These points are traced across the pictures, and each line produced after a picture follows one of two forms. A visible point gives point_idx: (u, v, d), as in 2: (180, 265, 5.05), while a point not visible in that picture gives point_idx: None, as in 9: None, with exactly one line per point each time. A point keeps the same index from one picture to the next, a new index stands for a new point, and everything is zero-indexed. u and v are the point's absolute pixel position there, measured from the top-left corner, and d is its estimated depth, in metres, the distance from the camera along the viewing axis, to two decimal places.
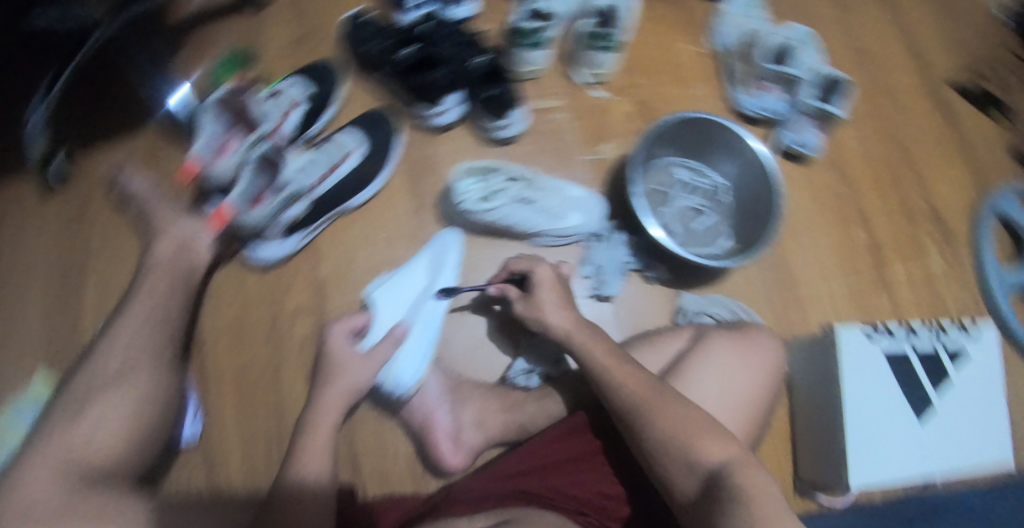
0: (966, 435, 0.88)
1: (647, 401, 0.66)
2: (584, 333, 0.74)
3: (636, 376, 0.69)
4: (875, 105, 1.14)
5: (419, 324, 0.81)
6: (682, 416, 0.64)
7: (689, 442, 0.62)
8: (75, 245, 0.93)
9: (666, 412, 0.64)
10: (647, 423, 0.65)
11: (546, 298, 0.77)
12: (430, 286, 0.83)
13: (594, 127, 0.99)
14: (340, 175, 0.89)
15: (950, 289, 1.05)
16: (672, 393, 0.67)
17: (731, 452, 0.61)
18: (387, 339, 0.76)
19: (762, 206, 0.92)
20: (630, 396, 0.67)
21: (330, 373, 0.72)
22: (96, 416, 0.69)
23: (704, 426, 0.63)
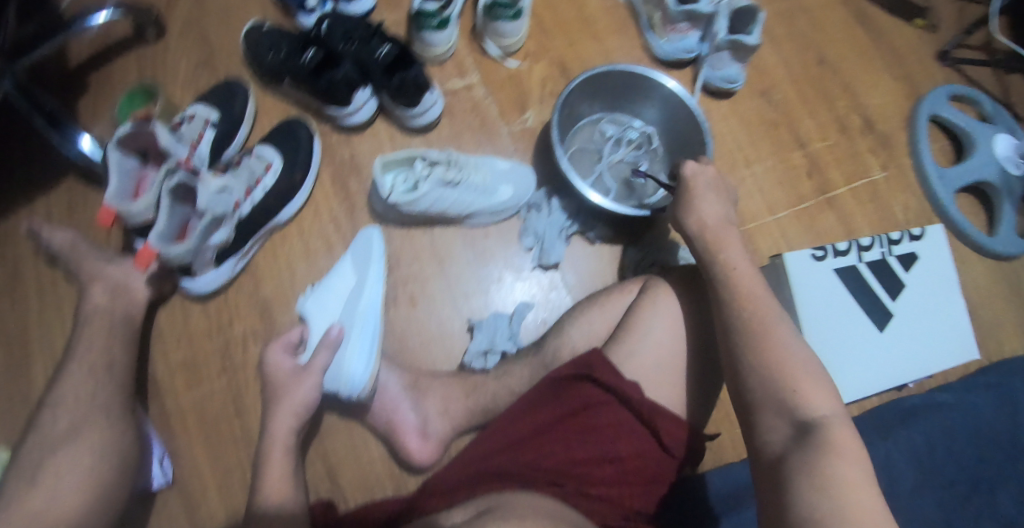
0: (925, 336, 0.90)
1: (765, 332, 0.58)
2: (722, 236, 0.66)
3: (757, 299, 0.61)
4: (794, 27, 1.13)
5: (359, 320, 0.77)
6: (793, 357, 0.56)
7: (791, 384, 0.54)
8: (10, 309, 0.90)
9: (772, 346, 0.57)
10: (754, 348, 0.57)
11: (704, 201, 0.69)
12: (360, 282, 0.81)
13: (515, 96, 0.98)
14: (262, 190, 0.86)
15: (896, 196, 1.05)
16: (774, 323, 0.59)
17: (833, 408, 0.53)
18: (325, 344, 0.71)
19: (691, 146, 0.92)
20: (742, 314, 0.60)
21: (276, 396, 0.68)
22: (53, 474, 0.67)
23: (809, 370, 0.55)
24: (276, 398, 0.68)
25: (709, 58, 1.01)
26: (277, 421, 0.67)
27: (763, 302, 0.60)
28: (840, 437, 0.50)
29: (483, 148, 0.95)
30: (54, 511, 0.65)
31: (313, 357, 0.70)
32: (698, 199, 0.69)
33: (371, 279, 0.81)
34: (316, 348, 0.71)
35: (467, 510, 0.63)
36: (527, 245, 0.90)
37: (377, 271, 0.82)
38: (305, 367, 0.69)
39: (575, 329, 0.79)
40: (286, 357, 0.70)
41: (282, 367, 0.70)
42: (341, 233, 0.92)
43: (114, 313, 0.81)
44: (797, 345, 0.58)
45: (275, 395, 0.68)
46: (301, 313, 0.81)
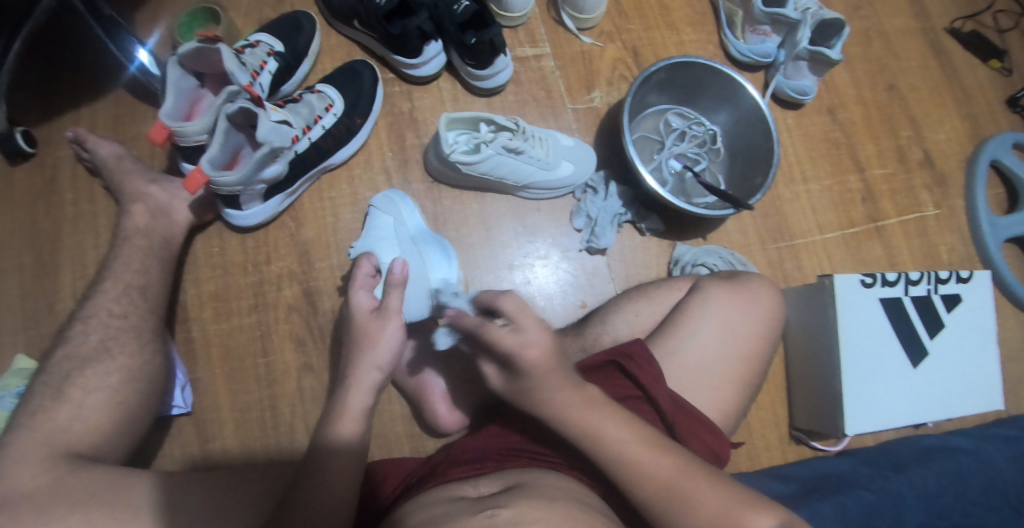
0: (956, 380, 0.89)
1: (680, 484, 0.57)
2: (589, 416, 0.59)
3: (656, 454, 0.58)
4: (870, 49, 1.10)
5: (419, 240, 0.82)
6: (716, 498, 0.57)
7: (735, 525, 0.55)
8: (47, 215, 0.88)
9: (698, 497, 0.57)
10: (677, 517, 0.56)
11: (551, 388, 0.58)
12: (402, 217, 0.83)
13: (584, 74, 0.98)
14: (320, 130, 0.84)
15: (945, 237, 1.03)
16: (697, 468, 0.59)
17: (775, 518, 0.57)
18: (394, 284, 0.67)
19: (756, 152, 0.92)
20: (647, 485, 0.57)
21: (359, 344, 0.66)
22: (79, 393, 0.67)
23: (735, 502, 0.57)
24: (357, 347, 0.66)
25: (785, 67, 1.00)
26: (358, 376, 0.64)
27: (660, 450, 0.59)
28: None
29: (547, 120, 0.95)
30: (75, 431, 0.65)
31: (386, 297, 0.68)
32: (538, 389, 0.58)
33: (408, 215, 0.84)
34: (386, 288, 0.67)
35: (492, 486, 0.64)
36: (577, 225, 0.92)
37: (410, 211, 0.84)
38: (382, 309, 0.67)
39: (620, 318, 0.80)
40: (366, 293, 0.68)
41: (360, 304, 0.68)
42: (391, 186, 0.91)
43: (153, 234, 0.80)
44: (708, 483, 0.57)
45: (354, 342, 0.66)
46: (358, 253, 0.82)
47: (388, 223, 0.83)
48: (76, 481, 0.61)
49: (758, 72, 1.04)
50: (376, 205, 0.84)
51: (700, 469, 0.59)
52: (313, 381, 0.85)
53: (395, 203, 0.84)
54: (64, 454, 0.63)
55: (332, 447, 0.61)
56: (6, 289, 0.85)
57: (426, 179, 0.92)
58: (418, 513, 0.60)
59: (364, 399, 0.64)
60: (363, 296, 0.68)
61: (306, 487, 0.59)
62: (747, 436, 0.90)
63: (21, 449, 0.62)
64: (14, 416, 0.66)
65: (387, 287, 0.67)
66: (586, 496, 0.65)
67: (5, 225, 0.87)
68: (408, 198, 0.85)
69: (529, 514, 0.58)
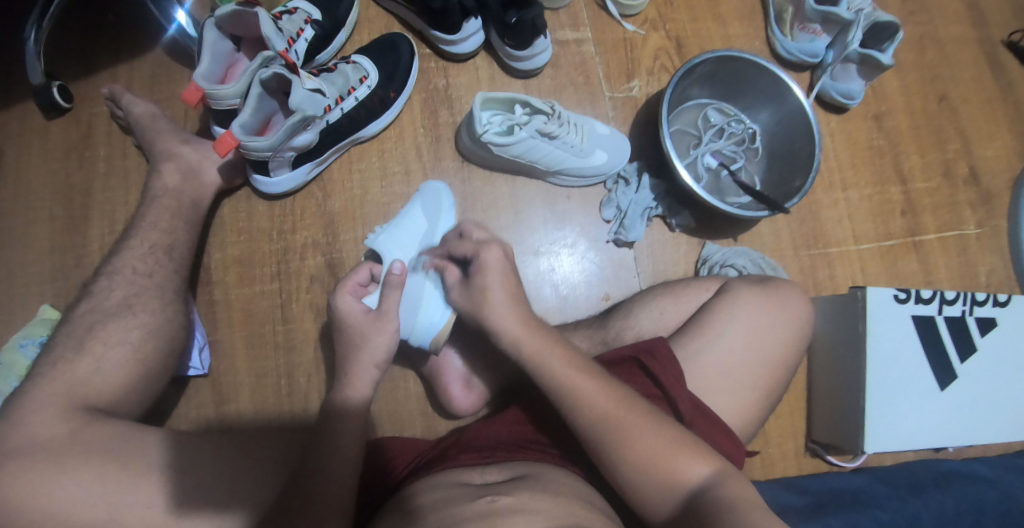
0: (987, 407, 0.85)
1: (618, 422, 0.60)
2: (534, 338, 0.64)
3: (601, 388, 0.61)
4: (923, 56, 1.06)
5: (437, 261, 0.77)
6: (653, 440, 0.59)
7: (666, 466, 0.58)
8: (81, 169, 0.89)
9: (635, 438, 0.59)
10: (613, 448, 0.59)
11: (494, 290, 0.66)
12: (433, 226, 0.80)
13: (625, 62, 0.96)
14: (353, 102, 0.83)
15: (985, 257, 1.00)
16: (641, 408, 0.61)
17: (710, 468, 0.58)
18: (392, 284, 0.69)
19: (796, 154, 0.89)
20: (586, 415, 0.60)
21: (352, 343, 0.67)
22: (100, 348, 0.68)
23: (675, 447, 0.59)
24: (351, 346, 0.67)
25: (833, 68, 0.96)
26: (358, 371, 0.67)
27: (607, 387, 0.62)
28: (735, 495, 0.57)
29: (583, 106, 0.94)
30: (94, 384, 0.66)
31: (382, 300, 0.69)
32: (488, 289, 0.66)
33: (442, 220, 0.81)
34: (385, 289, 0.69)
35: (498, 475, 0.64)
36: (606, 216, 0.91)
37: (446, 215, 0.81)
38: (379, 313, 0.68)
39: (644, 314, 0.79)
40: (355, 300, 0.68)
41: (353, 310, 0.68)
42: (421, 162, 0.90)
43: (182, 195, 0.80)
44: (654, 430, 0.59)
45: (347, 341, 0.68)
46: (372, 247, 0.75)
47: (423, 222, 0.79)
48: (93, 435, 0.62)
49: (804, 71, 1.01)
50: (420, 196, 0.82)
51: (647, 412, 0.61)
52: (330, 353, 0.85)
53: (436, 197, 0.82)
54: (82, 406, 0.64)
55: (340, 409, 0.65)
56: (37, 240, 0.86)
57: (456, 158, 0.91)
58: (421, 496, 0.61)
59: (366, 380, 0.67)
60: (357, 301, 0.68)
61: (315, 459, 0.61)
62: (762, 444, 0.89)
63: (41, 399, 0.63)
64: (37, 366, 0.67)
65: (385, 290, 0.69)
66: (589, 493, 0.65)
67: (39, 177, 0.88)
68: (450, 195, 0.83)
69: (529, 503, 0.58)
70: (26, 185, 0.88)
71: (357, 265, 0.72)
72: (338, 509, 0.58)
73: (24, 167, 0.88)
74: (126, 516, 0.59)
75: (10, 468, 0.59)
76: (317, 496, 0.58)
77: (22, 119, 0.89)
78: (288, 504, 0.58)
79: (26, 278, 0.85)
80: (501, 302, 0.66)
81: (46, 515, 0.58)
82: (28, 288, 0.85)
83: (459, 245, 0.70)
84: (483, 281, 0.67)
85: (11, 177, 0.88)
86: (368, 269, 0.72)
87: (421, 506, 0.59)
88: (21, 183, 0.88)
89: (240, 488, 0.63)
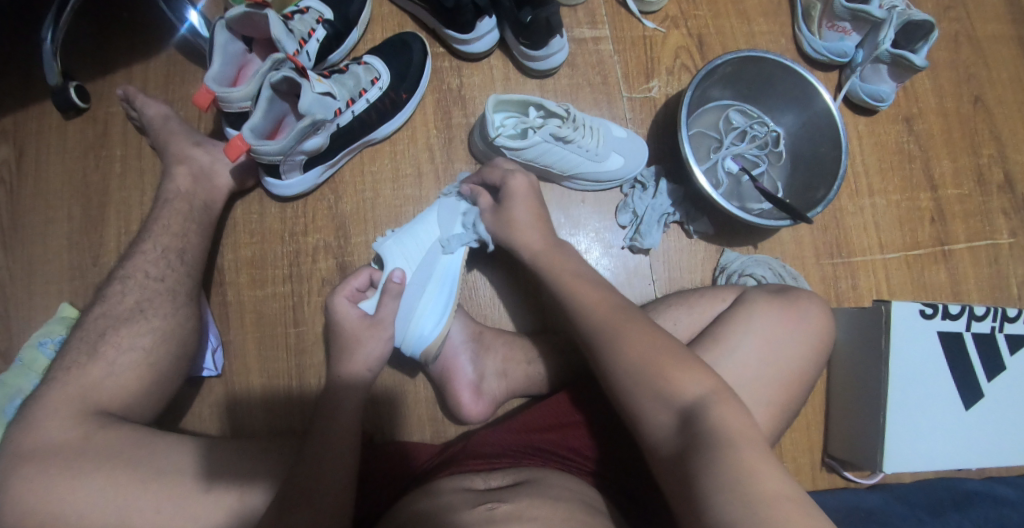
0: (1014, 428, 0.81)
1: (619, 328, 0.60)
2: (552, 255, 0.69)
3: (605, 299, 0.63)
4: (960, 55, 1.00)
5: (438, 275, 0.75)
6: (646, 347, 0.58)
7: (658, 374, 0.55)
8: (98, 169, 0.89)
9: (633, 342, 0.58)
10: (609, 354, 0.59)
11: (518, 209, 0.71)
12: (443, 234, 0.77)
13: (644, 61, 0.94)
14: (365, 104, 0.81)
15: (1018, 269, 0.95)
16: (643, 320, 0.61)
17: (708, 385, 0.54)
18: (388, 290, 0.70)
19: (821, 159, 0.86)
20: (592, 319, 0.62)
21: (345, 344, 0.68)
22: (113, 352, 0.69)
23: (674, 354, 0.57)
24: (344, 347, 0.68)
25: (862, 69, 0.92)
26: (349, 373, 0.67)
27: (611, 299, 0.64)
28: (728, 417, 0.52)
29: (600, 107, 0.92)
30: (107, 389, 0.67)
31: (379, 306, 0.70)
32: (512, 214, 0.71)
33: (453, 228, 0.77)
34: (381, 294, 0.70)
35: (501, 482, 0.63)
36: (622, 221, 0.89)
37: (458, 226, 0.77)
38: (374, 318, 0.69)
39: (658, 324, 0.77)
40: (354, 307, 0.69)
41: (349, 315, 0.69)
42: (434, 164, 0.89)
43: (194, 198, 0.80)
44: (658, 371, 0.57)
45: (340, 342, 0.69)
46: (377, 251, 0.75)
47: (435, 233, 0.76)
48: (105, 440, 0.62)
49: (832, 71, 0.97)
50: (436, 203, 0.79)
51: (649, 326, 0.60)
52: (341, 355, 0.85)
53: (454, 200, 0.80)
54: (95, 411, 0.65)
55: (335, 397, 0.66)
56: (56, 240, 0.88)
57: (469, 159, 0.89)
58: (420, 502, 0.60)
59: (359, 374, 0.67)
60: (352, 306, 0.69)
61: (313, 455, 0.61)
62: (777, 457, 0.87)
63: (56, 403, 0.64)
64: (52, 369, 0.68)
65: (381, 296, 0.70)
66: (596, 500, 0.64)
67: (58, 176, 0.89)
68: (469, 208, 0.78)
69: (528, 510, 0.57)
70: (45, 185, 0.89)
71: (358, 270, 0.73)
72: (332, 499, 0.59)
73: (43, 167, 0.89)
74: (135, 521, 0.60)
75: (25, 472, 0.60)
76: (312, 493, 0.58)
77: (41, 119, 0.90)
78: (287, 495, 0.58)
79: (46, 277, 0.87)
80: (525, 219, 0.70)
81: (59, 519, 0.59)
82: (47, 287, 0.86)
83: (489, 173, 0.75)
84: (509, 202, 0.71)
85: (31, 177, 0.89)
86: (367, 275, 0.74)
87: (418, 511, 0.59)
88: (41, 182, 0.89)
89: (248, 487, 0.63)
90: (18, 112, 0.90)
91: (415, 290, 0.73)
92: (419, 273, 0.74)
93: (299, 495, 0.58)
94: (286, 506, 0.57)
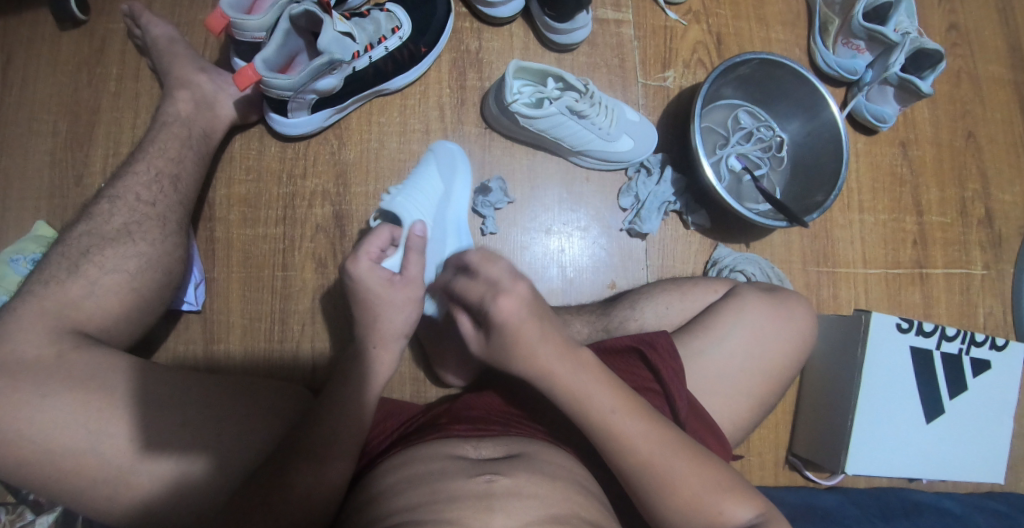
0: (967, 444, 0.85)
1: (668, 466, 0.59)
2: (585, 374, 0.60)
3: (647, 433, 0.59)
4: (959, 90, 1.04)
5: (449, 229, 0.78)
6: (699, 481, 0.59)
7: (713, 508, 0.59)
8: (90, 86, 0.85)
9: (680, 475, 0.59)
10: (658, 493, 0.59)
11: (526, 333, 0.58)
12: (446, 189, 0.79)
13: (662, 51, 0.94)
14: (382, 51, 0.81)
15: (985, 299, 0.99)
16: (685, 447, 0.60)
17: (753, 509, 0.60)
18: (415, 246, 0.67)
19: (821, 168, 0.89)
20: (633, 457, 0.59)
21: (374, 312, 0.65)
22: (94, 272, 0.66)
23: (720, 483, 0.60)
24: (373, 312, 0.65)
25: (870, 88, 0.95)
26: (380, 351, 0.66)
27: (653, 431, 0.60)
28: None
29: (614, 89, 0.92)
30: (85, 308, 0.64)
31: (406, 265, 0.67)
32: (517, 338, 0.58)
33: (459, 190, 0.80)
34: (408, 252, 0.67)
35: (492, 452, 0.64)
36: (623, 204, 0.90)
37: (461, 189, 0.81)
38: (405, 278, 0.66)
39: (650, 308, 0.81)
40: (384, 270, 0.65)
41: (377, 278, 0.64)
42: (443, 123, 0.88)
43: (194, 125, 0.77)
44: (691, 463, 0.60)
45: (367, 306, 0.66)
46: (387, 208, 0.71)
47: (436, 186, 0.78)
48: (77, 362, 0.60)
49: (840, 87, 0.99)
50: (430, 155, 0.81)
51: (686, 452, 0.60)
52: (327, 304, 0.83)
53: (448, 154, 0.82)
54: (71, 330, 0.62)
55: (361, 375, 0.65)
56: (38, 154, 0.83)
57: (479, 124, 0.89)
58: (412, 466, 0.61)
59: (391, 354, 0.67)
60: (379, 268, 0.65)
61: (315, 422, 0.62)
62: (745, 451, 0.90)
63: (28, 316, 0.61)
64: (28, 283, 0.65)
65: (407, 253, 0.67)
66: (583, 478, 0.65)
67: (47, 88, 0.85)
68: (467, 174, 0.83)
69: (527, 487, 0.58)
70: (32, 95, 0.84)
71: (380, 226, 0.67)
72: (330, 462, 0.60)
73: (31, 76, 0.85)
74: (104, 447, 0.57)
75: None
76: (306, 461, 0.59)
77: (35, 26, 0.86)
78: (282, 456, 0.60)
79: (23, 191, 0.83)
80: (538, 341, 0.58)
81: (22, 436, 0.56)
82: (23, 202, 0.82)
83: (466, 289, 0.59)
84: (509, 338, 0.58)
85: (18, 85, 0.84)
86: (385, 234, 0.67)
87: (412, 476, 0.59)
88: (27, 92, 0.84)
89: (250, 439, 0.63)
90: (11, 14, 0.85)
91: (432, 243, 0.75)
92: (434, 228, 0.76)
93: (292, 462, 0.59)
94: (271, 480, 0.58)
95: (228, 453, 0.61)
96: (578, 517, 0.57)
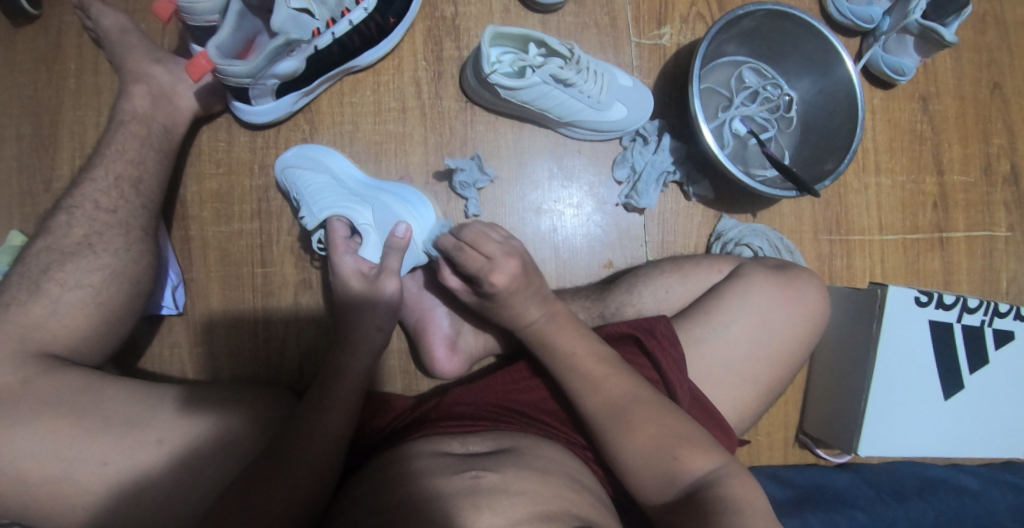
0: (986, 419, 0.82)
1: (621, 410, 0.60)
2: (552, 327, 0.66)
3: (606, 378, 0.62)
4: (985, 33, 0.95)
5: (372, 186, 0.76)
6: (653, 431, 0.59)
7: (668, 453, 0.58)
8: (48, 83, 0.80)
9: (643, 426, 0.59)
10: (617, 444, 0.60)
11: (521, 305, 0.66)
12: (335, 173, 0.76)
13: (657, 5, 0.86)
14: (347, 26, 0.73)
15: (1009, 262, 0.93)
16: (652, 401, 0.61)
17: (714, 462, 0.58)
18: (395, 244, 0.69)
19: (835, 129, 0.82)
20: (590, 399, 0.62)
21: (354, 309, 0.66)
22: (56, 290, 0.63)
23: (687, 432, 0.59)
24: (354, 309, 0.67)
25: (887, 38, 0.87)
26: (363, 337, 0.66)
27: (614, 377, 0.62)
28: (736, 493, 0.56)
29: (605, 52, 0.85)
30: (49, 329, 0.61)
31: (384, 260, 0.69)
32: (513, 304, 0.66)
33: (342, 168, 0.77)
34: (387, 250, 0.69)
35: (481, 447, 0.61)
36: (618, 177, 0.84)
37: (341, 164, 0.77)
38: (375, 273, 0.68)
39: (649, 292, 0.76)
40: (356, 257, 0.69)
41: (353, 279, 0.67)
42: (420, 99, 0.82)
43: (153, 121, 0.72)
44: (650, 413, 0.60)
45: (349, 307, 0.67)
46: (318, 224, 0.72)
47: (330, 177, 0.75)
48: (46, 390, 0.57)
49: (854, 37, 0.91)
50: (292, 162, 0.77)
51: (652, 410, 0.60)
52: (311, 302, 0.80)
53: (312, 157, 0.77)
54: (37, 354, 0.59)
55: (338, 367, 0.64)
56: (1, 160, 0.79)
57: (459, 98, 0.82)
58: (398, 465, 0.58)
59: (365, 360, 0.65)
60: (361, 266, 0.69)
61: (305, 417, 0.60)
62: (754, 433, 0.87)
63: None
64: None
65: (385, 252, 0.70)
66: (578, 472, 0.63)
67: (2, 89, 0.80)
68: (332, 150, 0.78)
69: (516, 483, 0.56)
70: None
71: (332, 224, 0.71)
72: (319, 443, 0.58)
73: None
74: (78, 477, 0.55)
75: None
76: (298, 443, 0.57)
77: None
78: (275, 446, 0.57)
79: None
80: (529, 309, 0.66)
81: None
82: None
83: (465, 264, 0.64)
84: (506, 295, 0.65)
85: None
86: (342, 231, 0.70)
87: (399, 474, 0.56)
88: None
89: (228, 454, 0.60)
90: None
91: (381, 206, 0.74)
92: (367, 197, 0.75)
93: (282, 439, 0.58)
94: (268, 471, 0.55)
95: (206, 466, 0.58)
96: (569, 513, 0.55)
